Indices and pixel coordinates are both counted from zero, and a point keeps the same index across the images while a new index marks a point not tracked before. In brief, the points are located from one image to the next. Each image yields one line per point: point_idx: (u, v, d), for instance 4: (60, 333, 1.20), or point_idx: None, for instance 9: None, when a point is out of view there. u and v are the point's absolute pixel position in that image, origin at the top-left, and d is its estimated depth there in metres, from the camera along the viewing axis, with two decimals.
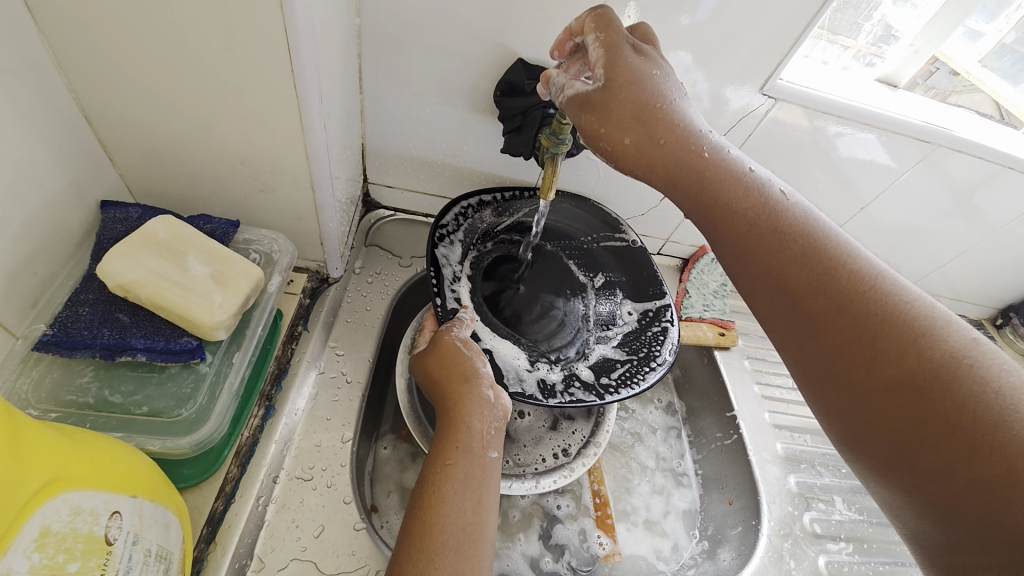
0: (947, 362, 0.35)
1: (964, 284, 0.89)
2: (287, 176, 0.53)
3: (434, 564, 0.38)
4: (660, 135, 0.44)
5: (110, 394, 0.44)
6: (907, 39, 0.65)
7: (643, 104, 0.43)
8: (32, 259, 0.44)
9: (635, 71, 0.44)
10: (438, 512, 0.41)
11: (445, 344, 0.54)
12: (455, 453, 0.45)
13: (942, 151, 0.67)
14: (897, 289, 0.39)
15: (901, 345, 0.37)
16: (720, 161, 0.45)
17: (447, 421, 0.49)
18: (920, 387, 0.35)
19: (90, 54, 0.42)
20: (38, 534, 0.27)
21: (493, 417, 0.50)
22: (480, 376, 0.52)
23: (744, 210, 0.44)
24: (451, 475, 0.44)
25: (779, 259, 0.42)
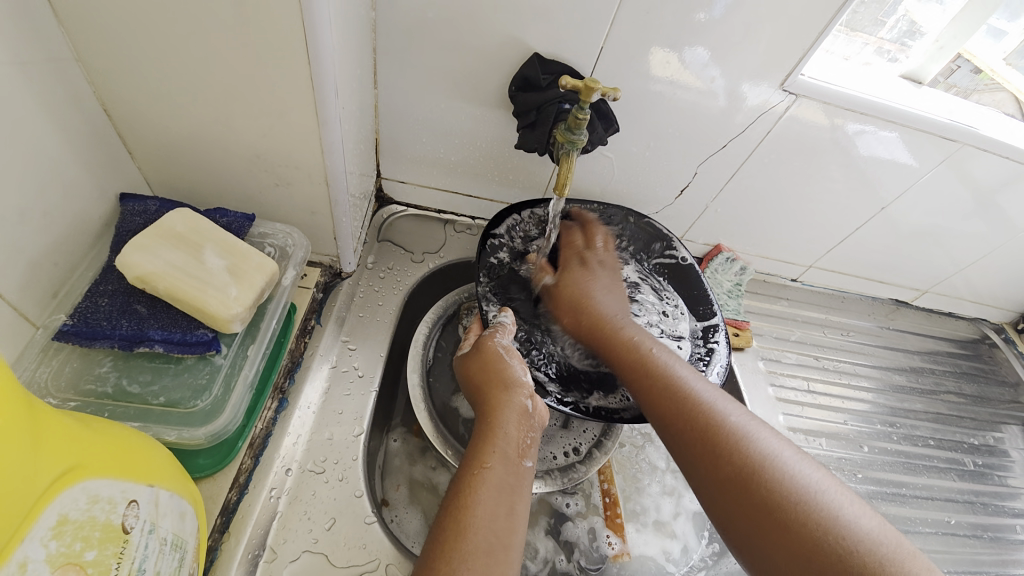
0: (762, 460, 0.45)
1: (986, 287, 0.87)
2: (301, 170, 0.53)
3: (466, 564, 0.38)
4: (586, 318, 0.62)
5: (128, 384, 0.45)
6: (933, 35, 0.64)
7: (580, 300, 0.63)
8: (52, 250, 0.45)
9: (577, 274, 0.66)
10: (471, 514, 0.41)
11: (487, 349, 0.55)
12: (491, 457, 0.45)
13: (967, 149, 0.65)
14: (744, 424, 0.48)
15: (745, 468, 0.45)
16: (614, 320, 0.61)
17: (484, 425, 0.49)
18: (746, 480, 0.44)
19: (108, 46, 0.42)
20: (56, 522, 0.27)
21: (530, 427, 0.50)
22: (521, 382, 0.53)
23: (630, 352, 0.57)
24: (486, 478, 0.44)
25: (651, 391, 0.53)
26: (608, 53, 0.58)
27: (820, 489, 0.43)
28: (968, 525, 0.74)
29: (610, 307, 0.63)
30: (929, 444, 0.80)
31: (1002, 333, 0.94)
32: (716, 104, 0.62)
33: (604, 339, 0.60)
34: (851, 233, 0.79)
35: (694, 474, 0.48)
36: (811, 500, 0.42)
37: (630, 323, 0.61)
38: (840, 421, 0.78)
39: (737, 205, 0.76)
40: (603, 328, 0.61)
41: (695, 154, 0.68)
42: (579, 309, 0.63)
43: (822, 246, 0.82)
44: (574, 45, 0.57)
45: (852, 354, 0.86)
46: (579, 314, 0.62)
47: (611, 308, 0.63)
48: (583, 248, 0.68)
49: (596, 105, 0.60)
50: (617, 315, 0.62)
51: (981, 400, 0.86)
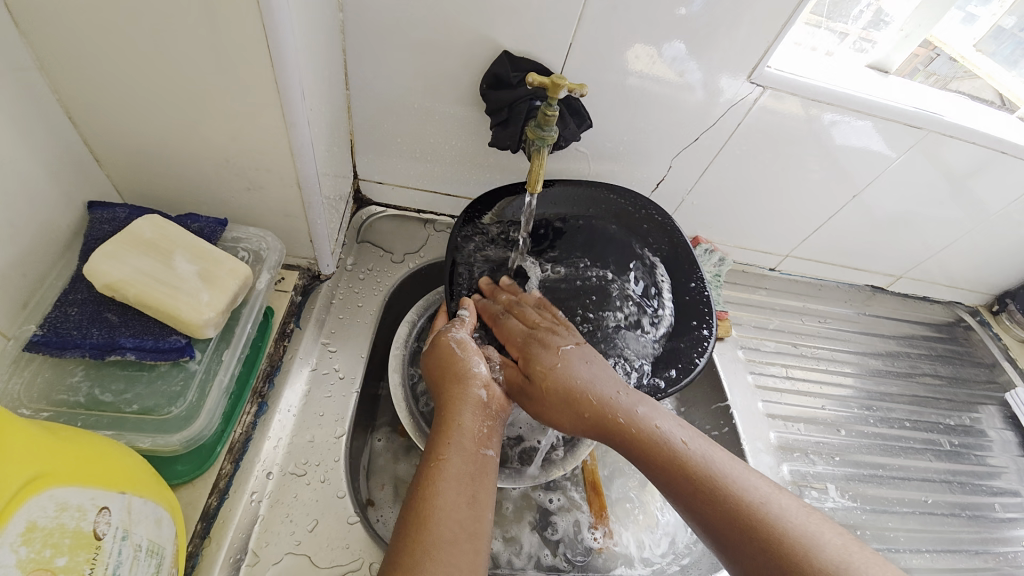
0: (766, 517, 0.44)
1: (959, 271, 0.88)
2: (273, 173, 0.53)
3: (429, 556, 0.39)
4: (569, 404, 0.54)
5: (100, 393, 0.45)
6: (898, 23, 0.65)
7: (567, 387, 0.54)
8: (19, 261, 0.45)
9: (549, 356, 0.57)
10: (431, 507, 0.42)
11: (442, 344, 0.56)
12: (447, 450, 0.46)
13: (934, 136, 0.66)
14: (745, 483, 0.46)
15: (767, 536, 0.43)
16: (595, 386, 0.54)
17: (441, 417, 0.49)
18: (756, 536, 0.43)
19: (70, 53, 0.42)
20: (25, 529, 0.28)
21: (485, 416, 0.51)
22: (475, 373, 0.53)
23: (614, 416, 0.52)
24: (444, 470, 0.45)
25: (643, 452, 0.50)
26: (577, 49, 0.58)
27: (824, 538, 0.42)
28: (945, 504, 0.76)
29: (599, 380, 0.55)
30: (905, 426, 0.81)
31: (977, 316, 0.96)
32: (687, 97, 0.63)
33: (589, 412, 0.53)
34: (826, 221, 0.80)
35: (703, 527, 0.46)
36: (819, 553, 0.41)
37: (615, 385, 0.55)
38: (819, 406, 0.80)
39: (712, 197, 0.77)
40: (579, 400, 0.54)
41: (669, 148, 0.69)
42: (560, 397, 0.54)
43: (798, 235, 0.83)
44: (543, 41, 0.58)
45: (830, 340, 0.88)
46: (565, 400, 0.54)
47: (599, 381, 0.55)
48: (532, 329, 0.60)
49: (568, 101, 0.61)
50: (598, 379, 0.55)
51: (957, 382, 0.88)
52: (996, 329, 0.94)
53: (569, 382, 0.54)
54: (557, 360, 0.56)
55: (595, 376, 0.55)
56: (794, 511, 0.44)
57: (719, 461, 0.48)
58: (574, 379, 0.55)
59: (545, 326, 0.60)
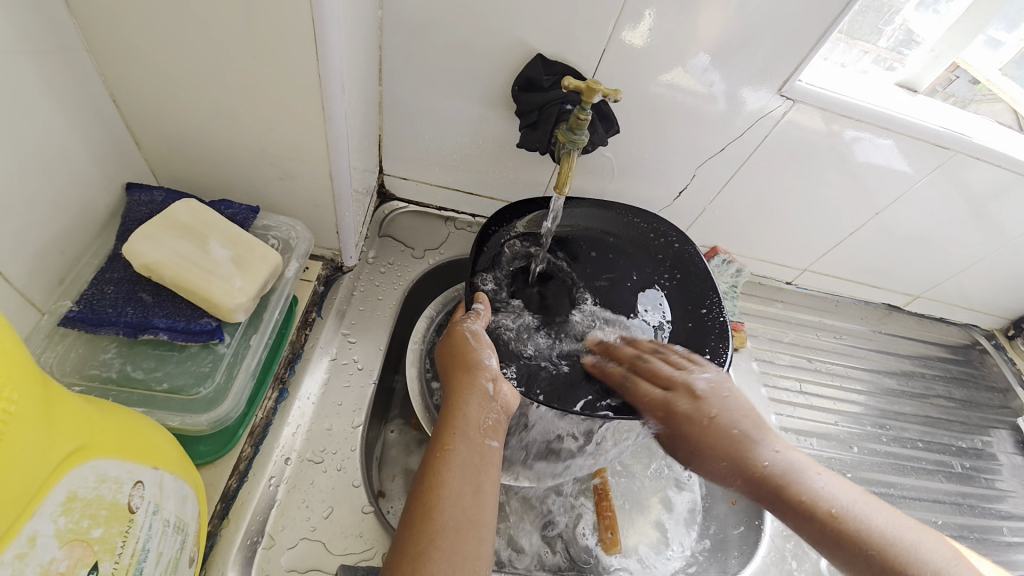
0: (857, 523, 0.48)
1: (978, 293, 0.88)
2: (306, 164, 0.53)
3: (434, 544, 0.40)
4: (712, 436, 0.54)
5: (132, 370, 0.45)
6: (928, 44, 0.65)
7: (734, 435, 0.54)
8: (60, 237, 0.46)
9: (688, 399, 0.55)
10: (437, 495, 0.43)
11: (456, 332, 0.56)
12: (453, 439, 0.47)
13: (961, 157, 0.66)
14: (832, 490, 0.50)
15: (865, 541, 0.47)
16: (701, 409, 0.55)
17: (448, 407, 0.50)
18: (861, 539, 0.47)
19: (120, 38, 0.43)
20: (65, 498, 0.28)
21: (492, 409, 0.50)
22: (486, 365, 0.53)
23: (712, 437, 0.54)
24: (449, 460, 0.45)
25: (749, 469, 0.52)
26: (610, 55, 0.59)
27: (908, 535, 0.47)
28: (955, 526, 0.75)
29: (738, 402, 0.56)
30: (917, 446, 0.81)
31: (993, 339, 0.95)
32: (714, 108, 0.63)
33: (698, 436, 0.55)
34: (845, 237, 0.80)
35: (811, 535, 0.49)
36: (910, 553, 0.46)
37: (716, 403, 0.55)
38: (832, 422, 0.80)
39: (733, 208, 0.77)
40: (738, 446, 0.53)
41: (694, 157, 0.69)
42: (707, 427, 0.55)
43: (816, 250, 0.83)
44: (576, 46, 0.58)
45: (844, 357, 0.87)
46: (728, 446, 0.53)
47: (726, 411, 0.55)
48: (642, 366, 0.58)
49: (597, 107, 0.61)
50: (704, 401, 0.55)
51: (970, 405, 0.88)
52: (1011, 354, 0.94)
53: (703, 423, 0.55)
54: (696, 405, 0.55)
55: (702, 395, 0.55)
56: (885, 515, 0.49)
57: (807, 466, 0.52)
58: (711, 415, 0.55)
59: (665, 363, 0.57)
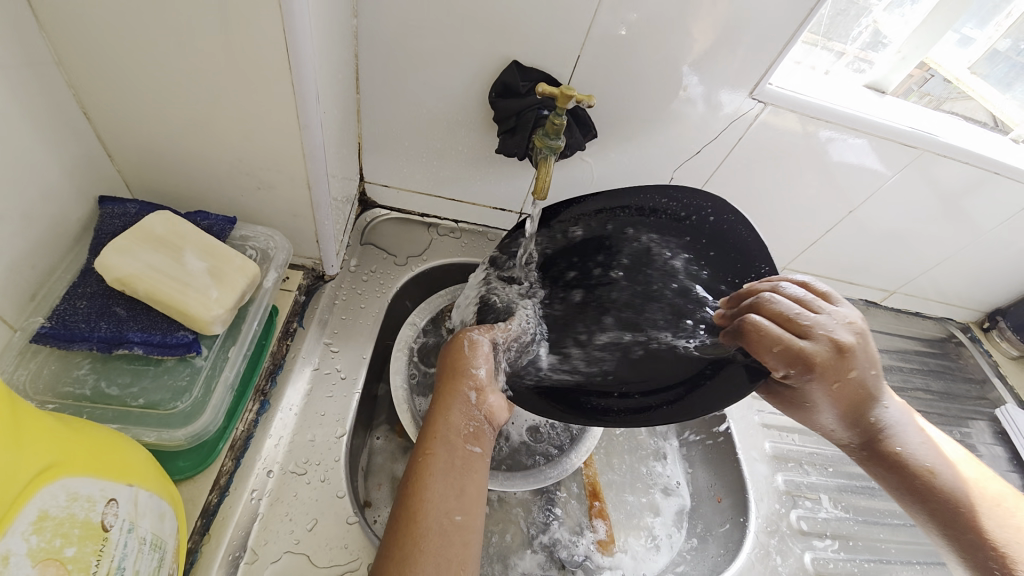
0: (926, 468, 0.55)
1: (951, 288, 0.90)
2: (283, 174, 0.53)
3: (418, 548, 0.40)
4: (833, 385, 0.56)
5: (106, 386, 0.45)
6: (895, 45, 0.67)
7: (846, 381, 0.56)
8: (31, 252, 0.45)
9: (803, 353, 0.54)
10: (421, 500, 0.43)
11: (457, 341, 0.54)
12: (436, 444, 0.46)
13: (928, 156, 0.68)
14: (913, 440, 0.57)
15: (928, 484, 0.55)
16: (859, 364, 0.55)
17: (431, 412, 0.49)
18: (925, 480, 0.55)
19: (90, 50, 0.43)
20: (36, 517, 0.28)
21: (477, 415, 0.49)
22: (472, 373, 0.51)
23: (862, 388, 0.56)
24: (431, 465, 0.45)
25: (865, 413, 0.57)
26: (585, 61, 0.59)
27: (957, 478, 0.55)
28: None
29: (862, 357, 0.55)
30: None
31: (967, 332, 0.98)
32: (690, 111, 0.65)
33: (846, 385, 0.56)
34: (822, 236, 0.82)
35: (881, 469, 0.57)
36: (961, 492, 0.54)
37: (868, 354, 0.56)
38: None
39: None
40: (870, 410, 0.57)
41: (672, 160, 0.71)
42: (825, 379, 0.55)
43: (794, 249, 0.84)
44: (552, 52, 0.59)
45: None
46: (835, 390, 0.56)
47: (840, 362, 0.55)
48: (800, 323, 0.56)
49: (574, 112, 0.62)
50: (862, 351, 0.55)
51: (949, 397, 0.90)
52: (986, 346, 0.96)
53: (815, 372, 0.55)
54: (810, 361, 0.55)
55: (861, 345, 0.56)
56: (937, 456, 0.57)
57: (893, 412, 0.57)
58: (824, 367, 0.55)
59: (798, 316, 0.56)
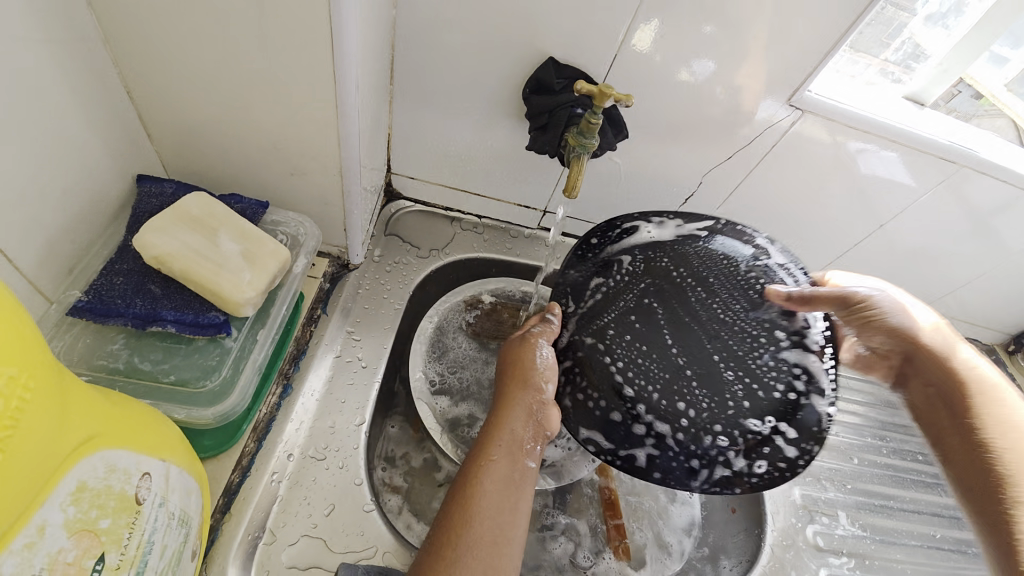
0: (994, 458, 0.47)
1: (980, 307, 0.88)
2: (317, 161, 0.54)
3: (469, 552, 0.40)
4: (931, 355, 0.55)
5: (139, 361, 0.45)
6: (935, 59, 0.65)
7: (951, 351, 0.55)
8: (70, 227, 0.46)
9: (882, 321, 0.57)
10: (476, 505, 0.43)
11: (525, 344, 0.55)
12: (496, 450, 0.46)
13: (966, 172, 0.67)
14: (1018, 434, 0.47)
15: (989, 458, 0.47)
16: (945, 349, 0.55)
17: (493, 417, 0.49)
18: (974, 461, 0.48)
19: (136, 30, 0.43)
20: (75, 488, 0.28)
21: (535, 428, 0.50)
22: (540, 388, 0.51)
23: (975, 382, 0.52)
24: (490, 470, 0.45)
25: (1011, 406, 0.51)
26: (622, 60, 0.59)
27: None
28: (953, 540, 0.75)
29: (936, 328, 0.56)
30: (918, 459, 0.81)
31: (993, 354, 0.95)
32: (726, 116, 0.64)
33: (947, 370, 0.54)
34: (851, 249, 0.80)
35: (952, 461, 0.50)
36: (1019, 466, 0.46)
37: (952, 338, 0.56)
38: (833, 432, 0.80)
39: (738, 217, 0.77)
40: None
41: (702, 164, 0.70)
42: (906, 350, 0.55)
43: (820, 261, 0.83)
44: (589, 50, 0.58)
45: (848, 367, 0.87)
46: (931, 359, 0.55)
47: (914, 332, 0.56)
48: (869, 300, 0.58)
49: (608, 111, 0.62)
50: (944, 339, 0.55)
51: None
52: (1012, 369, 0.94)
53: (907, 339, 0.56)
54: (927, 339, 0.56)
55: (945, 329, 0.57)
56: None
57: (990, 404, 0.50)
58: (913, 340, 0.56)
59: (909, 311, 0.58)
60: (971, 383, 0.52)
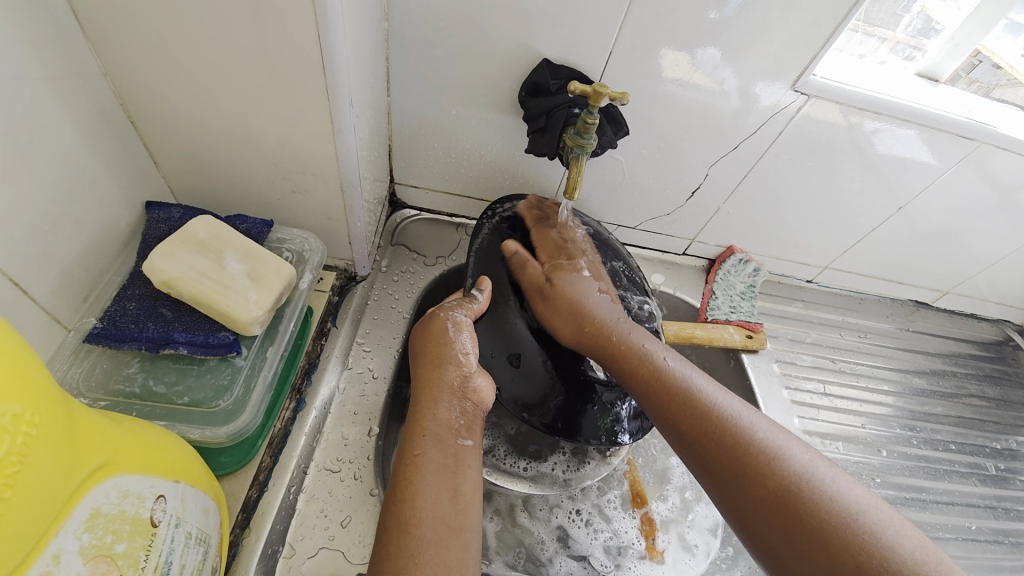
0: (764, 468, 0.42)
1: (1010, 288, 0.84)
2: (317, 177, 0.54)
3: (415, 559, 0.39)
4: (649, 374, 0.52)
5: (154, 384, 0.47)
6: (949, 31, 0.62)
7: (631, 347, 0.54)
8: (83, 256, 0.47)
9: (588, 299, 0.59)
10: (414, 506, 0.41)
11: (437, 323, 0.54)
12: (423, 443, 0.45)
13: (986, 148, 0.64)
14: (756, 425, 0.46)
15: (745, 467, 0.43)
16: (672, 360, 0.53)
17: (415, 407, 0.48)
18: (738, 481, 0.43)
19: (134, 62, 0.45)
20: (88, 515, 0.29)
21: (463, 405, 0.50)
22: (460, 362, 0.51)
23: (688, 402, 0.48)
24: (421, 465, 0.44)
25: (681, 419, 0.48)
26: (618, 56, 0.58)
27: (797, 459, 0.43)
28: (989, 531, 0.73)
29: (595, 301, 0.60)
30: (950, 449, 0.78)
31: None
32: (727, 105, 0.62)
33: (659, 391, 0.50)
34: (868, 233, 0.78)
35: (722, 495, 0.44)
36: (783, 468, 0.42)
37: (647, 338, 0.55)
38: (858, 424, 0.78)
39: (748, 207, 0.75)
40: (723, 403, 0.47)
41: (707, 156, 0.68)
42: (642, 363, 0.53)
43: (836, 248, 0.81)
44: (584, 48, 0.57)
45: (870, 356, 0.85)
46: (633, 366, 0.53)
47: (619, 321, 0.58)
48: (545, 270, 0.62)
49: (606, 109, 0.61)
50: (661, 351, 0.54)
51: (1004, 403, 0.84)
52: None
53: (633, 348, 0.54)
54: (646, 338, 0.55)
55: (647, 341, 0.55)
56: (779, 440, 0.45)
57: (741, 410, 0.47)
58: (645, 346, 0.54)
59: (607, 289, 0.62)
60: (676, 399, 0.49)
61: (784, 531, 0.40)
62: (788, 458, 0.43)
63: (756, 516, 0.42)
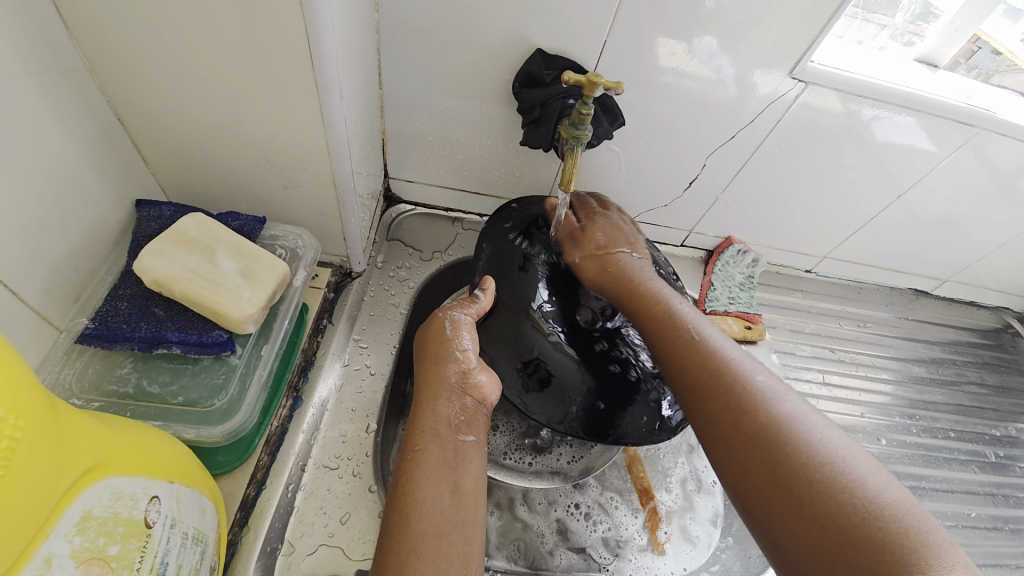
0: (768, 431, 0.40)
1: (1009, 275, 0.84)
2: (309, 173, 0.53)
3: (416, 554, 0.38)
4: (663, 332, 0.50)
5: (148, 384, 0.46)
6: (948, 16, 0.61)
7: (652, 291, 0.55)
8: (73, 256, 0.47)
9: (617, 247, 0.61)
10: (415, 502, 0.41)
11: (436, 322, 0.53)
12: (423, 439, 0.45)
13: (986, 135, 0.63)
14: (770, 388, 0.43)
15: (749, 427, 0.41)
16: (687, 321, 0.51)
17: (416, 404, 0.48)
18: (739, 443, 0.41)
19: (118, 56, 0.44)
20: (79, 518, 0.29)
21: (464, 401, 0.49)
22: (460, 360, 0.50)
23: (701, 362, 0.46)
24: (421, 461, 0.44)
25: (691, 375, 0.46)
26: (613, 46, 0.57)
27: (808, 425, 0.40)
28: (988, 517, 0.73)
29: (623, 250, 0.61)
30: (949, 437, 0.78)
31: None
32: (724, 94, 0.61)
33: (671, 349, 0.49)
34: (867, 222, 0.77)
35: (722, 455, 0.42)
36: (791, 432, 0.40)
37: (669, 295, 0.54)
38: (857, 413, 0.78)
39: (746, 197, 0.75)
40: (739, 364, 0.45)
41: (704, 146, 0.67)
42: (658, 317, 0.52)
43: (835, 238, 0.80)
44: (578, 37, 0.57)
45: (869, 345, 0.85)
46: (649, 317, 0.53)
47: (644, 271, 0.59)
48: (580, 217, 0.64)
49: (601, 99, 0.60)
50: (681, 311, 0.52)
51: (1003, 391, 0.84)
52: None
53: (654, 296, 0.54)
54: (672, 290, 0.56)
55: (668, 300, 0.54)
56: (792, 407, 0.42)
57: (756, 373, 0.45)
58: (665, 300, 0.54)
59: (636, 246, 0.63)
60: (688, 356, 0.48)
61: (782, 496, 0.38)
62: (797, 422, 0.41)
63: (754, 479, 0.39)
